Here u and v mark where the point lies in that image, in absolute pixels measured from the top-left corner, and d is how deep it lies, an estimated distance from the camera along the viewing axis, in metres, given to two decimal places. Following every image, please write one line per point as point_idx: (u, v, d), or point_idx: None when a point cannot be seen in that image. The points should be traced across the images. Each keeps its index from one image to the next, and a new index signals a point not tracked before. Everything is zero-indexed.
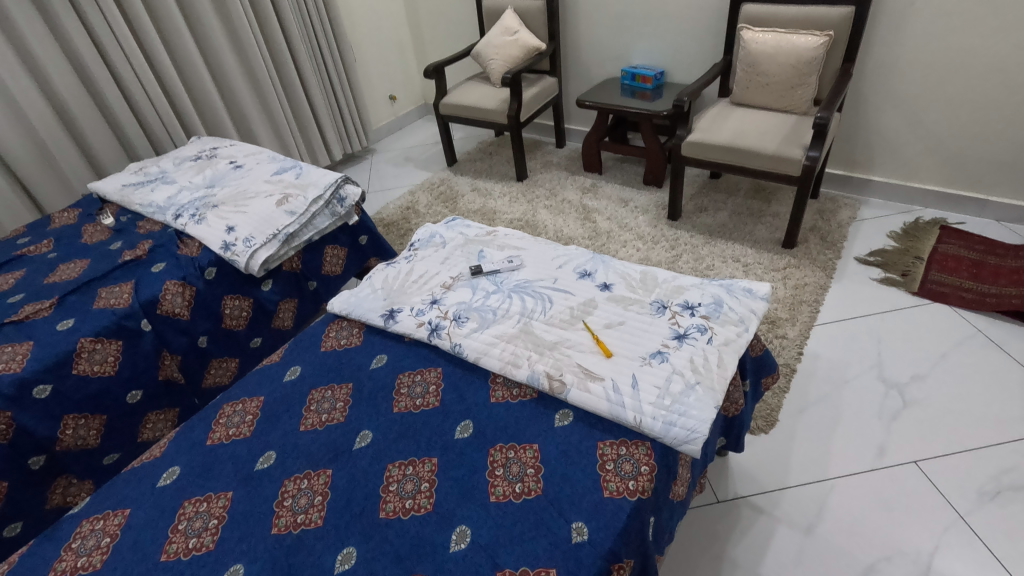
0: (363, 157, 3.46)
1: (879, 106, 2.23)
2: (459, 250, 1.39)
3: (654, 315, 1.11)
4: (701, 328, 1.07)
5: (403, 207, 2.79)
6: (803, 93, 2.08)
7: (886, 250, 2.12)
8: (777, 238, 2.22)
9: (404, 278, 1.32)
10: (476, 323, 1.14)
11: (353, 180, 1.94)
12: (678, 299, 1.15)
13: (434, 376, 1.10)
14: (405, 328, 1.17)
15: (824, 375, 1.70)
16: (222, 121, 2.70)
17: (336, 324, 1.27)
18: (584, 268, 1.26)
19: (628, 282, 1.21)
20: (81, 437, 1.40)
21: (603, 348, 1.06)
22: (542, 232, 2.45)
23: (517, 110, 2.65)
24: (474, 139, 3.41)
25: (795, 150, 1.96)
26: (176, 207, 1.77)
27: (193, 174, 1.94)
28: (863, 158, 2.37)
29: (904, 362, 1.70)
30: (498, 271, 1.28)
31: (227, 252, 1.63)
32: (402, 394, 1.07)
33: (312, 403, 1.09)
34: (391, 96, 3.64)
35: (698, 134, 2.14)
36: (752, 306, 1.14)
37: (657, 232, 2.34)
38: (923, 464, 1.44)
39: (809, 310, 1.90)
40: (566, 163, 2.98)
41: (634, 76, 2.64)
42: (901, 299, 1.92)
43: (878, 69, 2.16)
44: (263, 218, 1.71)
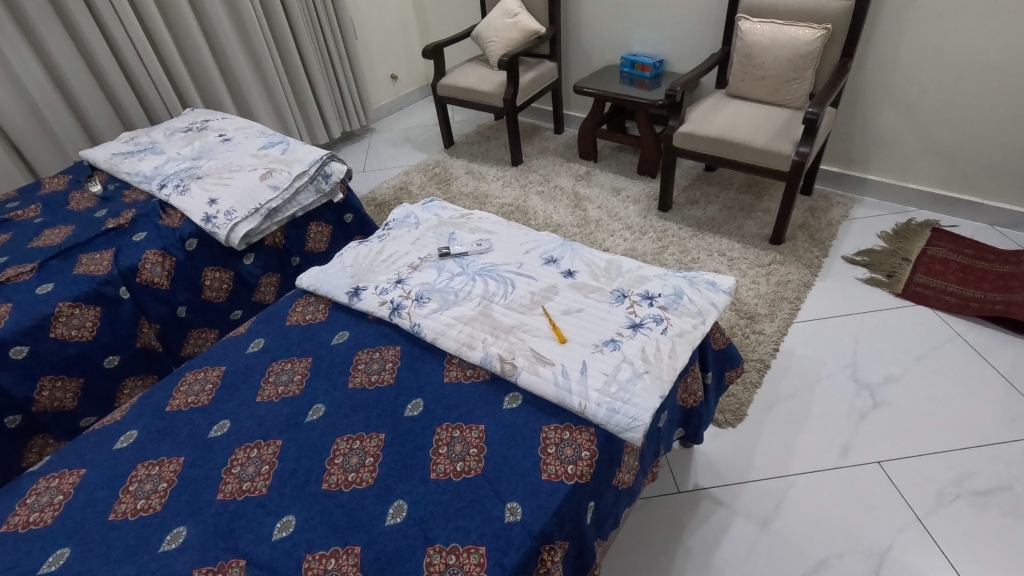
0: (361, 136, 3.46)
1: (877, 103, 2.20)
2: (431, 232, 1.39)
3: (613, 304, 1.12)
4: (656, 318, 1.07)
5: (396, 187, 2.81)
6: (798, 88, 2.05)
7: (875, 250, 2.09)
8: (765, 233, 2.20)
9: (374, 256, 1.33)
10: (437, 304, 1.15)
11: (339, 158, 1.95)
12: (639, 289, 1.15)
13: (392, 354, 1.11)
14: (368, 306, 1.18)
15: (798, 372, 1.70)
16: (220, 95, 2.72)
17: (304, 299, 1.29)
18: (551, 255, 1.26)
19: (592, 270, 1.21)
20: (57, 398, 1.43)
21: (558, 335, 1.06)
22: (532, 219, 2.44)
23: (513, 94, 2.64)
24: (474, 122, 3.40)
25: (785, 145, 1.94)
26: (162, 178, 1.79)
27: (182, 146, 1.96)
28: (859, 156, 2.34)
29: (879, 363, 1.70)
30: (466, 252, 1.29)
31: (208, 224, 1.65)
32: (358, 370, 1.09)
33: (271, 375, 1.11)
34: (393, 75, 3.62)
35: (690, 124, 2.12)
36: (712, 299, 1.14)
37: (646, 223, 2.33)
38: (886, 465, 1.44)
39: (789, 307, 1.89)
40: (563, 149, 2.97)
41: (633, 64, 2.61)
42: (883, 300, 1.90)
43: (877, 66, 2.12)
44: (246, 192, 1.73)
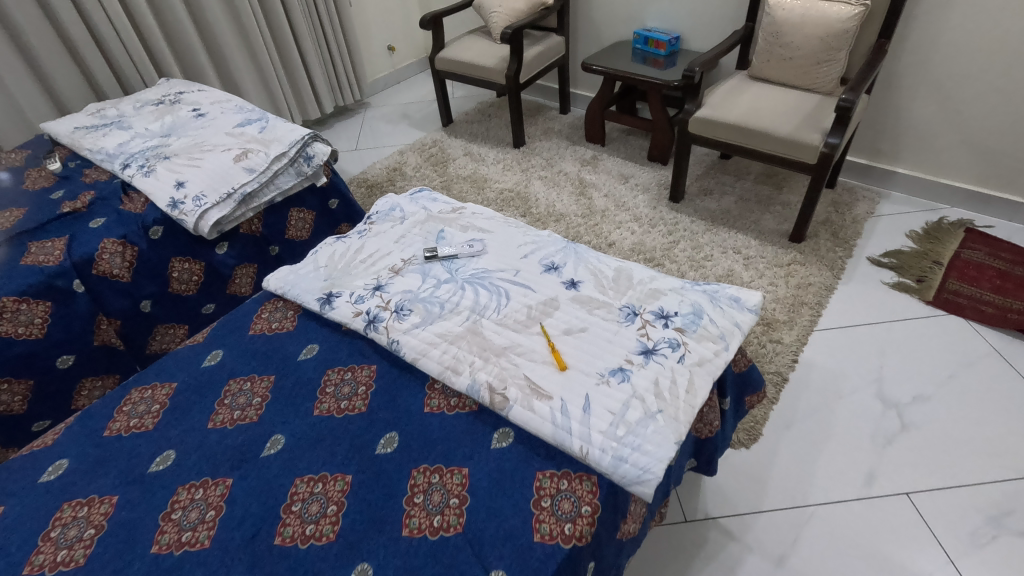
0: (356, 111, 3.26)
1: (913, 89, 2.01)
2: (417, 229, 1.24)
3: (622, 323, 0.96)
4: (672, 343, 0.92)
5: (389, 168, 2.64)
6: (829, 71, 1.87)
7: (903, 252, 1.93)
8: (784, 230, 2.04)
9: (352, 256, 1.17)
10: (419, 318, 1.00)
11: (323, 139, 1.78)
12: (652, 305, 1.00)
13: (366, 377, 0.97)
14: (341, 316, 1.03)
15: (818, 387, 1.56)
16: (202, 63, 2.53)
17: (271, 304, 1.14)
18: (552, 261, 1.11)
19: (598, 280, 1.06)
20: (4, 402, 1.29)
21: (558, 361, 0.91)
22: (533, 207, 2.28)
23: (517, 70, 2.45)
24: (475, 99, 3.20)
25: (813, 134, 1.76)
26: (126, 156, 1.62)
27: (151, 120, 1.78)
28: (888, 146, 2.16)
29: (907, 380, 1.55)
30: (454, 255, 1.13)
31: (174, 211, 1.49)
32: (326, 394, 0.95)
33: (227, 396, 0.96)
34: (390, 46, 3.41)
35: (708, 109, 1.94)
36: (736, 320, 0.99)
37: (655, 215, 2.17)
38: (915, 497, 1.31)
39: (809, 313, 1.74)
40: (568, 131, 2.78)
41: (646, 40, 2.41)
42: (912, 308, 1.75)
43: (915, 49, 1.93)
44: (218, 175, 1.56)
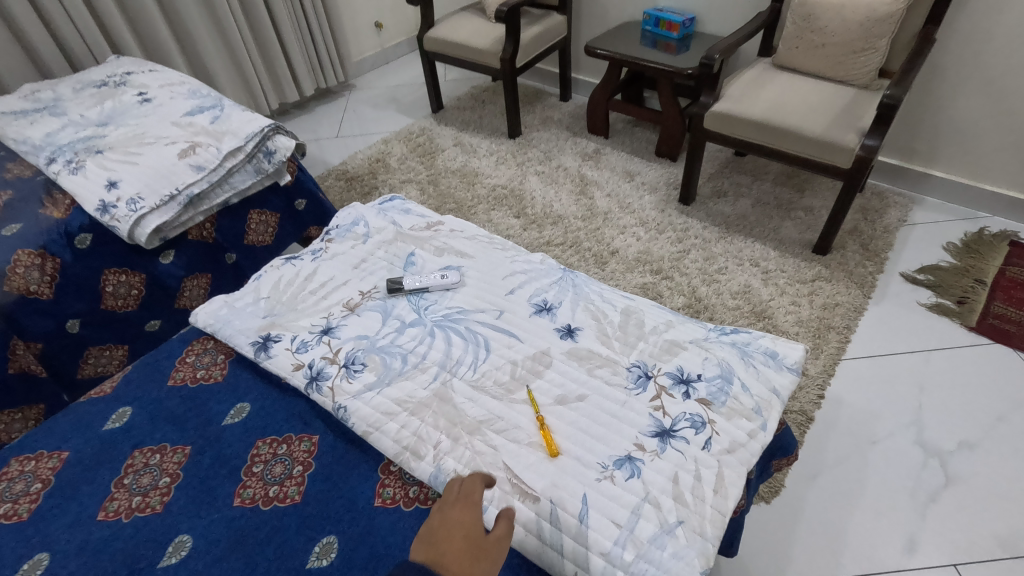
0: (339, 94, 3.01)
1: (959, 83, 1.78)
2: (382, 251, 1.02)
3: (630, 389, 0.76)
4: (695, 421, 0.72)
5: (371, 159, 2.41)
6: (867, 61, 1.64)
7: (941, 267, 1.72)
8: (806, 239, 1.82)
9: (301, 286, 0.96)
10: (374, 376, 0.79)
11: (287, 131, 1.55)
12: (668, 364, 0.79)
13: (304, 454, 0.76)
14: (278, 369, 0.82)
15: (848, 428, 1.36)
16: (163, 39, 2.27)
17: (199, 345, 0.93)
18: (544, 299, 0.90)
19: (601, 327, 0.85)
20: None
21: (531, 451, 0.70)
22: (528, 206, 2.06)
23: (513, 53, 2.20)
24: (468, 82, 2.96)
25: (848, 134, 1.54)
26: (53, 149, 1.39)
27: (89, 106, 1.55)
28: (925, 146, 1.93)
29: (949, 422, 1.35)
30: (424, 288, 0.92)
31: (104, 216, 1.26)
32: (252, 476, 0.75)
33: (127, 475, 0.76)
34: (378, 23, 3.14)
35: (727, 102, 1.71)
36: (773, 385, 0.78)
37: (663, 218, 1.95)
38: (964, 570, 1.12)
39: (836, 339, 1.54)
40: (568, 120, 2.55)
41: (657, 21, 2.17)
42: (953, 334, 1.54)
43: (964, 37, 1.70)
44: (159, 173, 1.34)
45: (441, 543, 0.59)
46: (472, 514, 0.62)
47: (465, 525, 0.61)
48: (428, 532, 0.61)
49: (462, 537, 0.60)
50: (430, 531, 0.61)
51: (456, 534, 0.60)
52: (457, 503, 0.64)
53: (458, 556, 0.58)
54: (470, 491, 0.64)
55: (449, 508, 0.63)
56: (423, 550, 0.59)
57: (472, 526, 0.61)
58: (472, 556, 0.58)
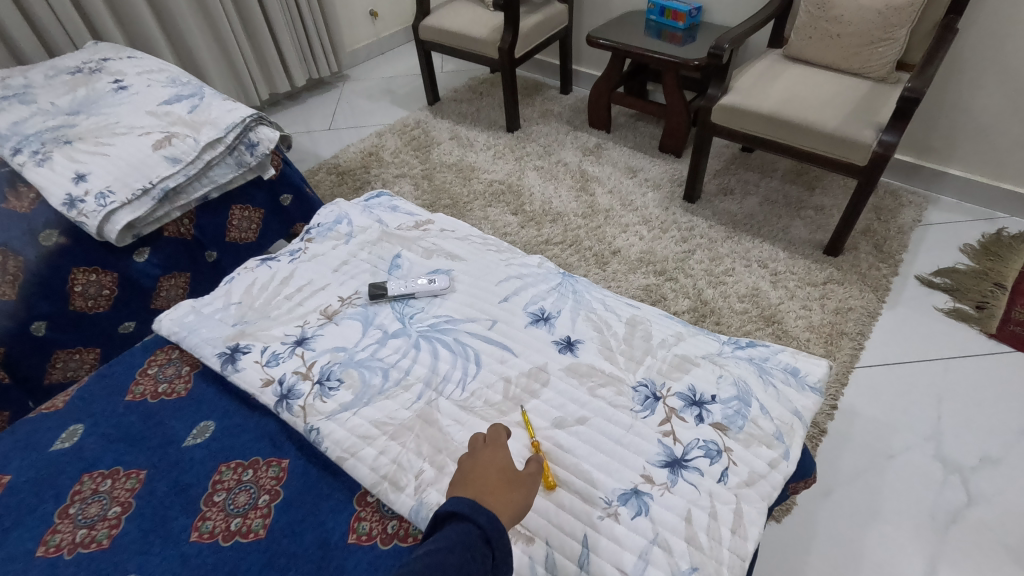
0: (332, 85, 2.92)
1: (979, 76, 1.69)
2: (366, 252, 0.94)
3: (637, 412, 0.68)
4: (710, 449, 0.64)
5: (364, 152, 2.32)
6: (884, 52, 1.55)
7: (958, 270, 1.64)
8: (817, 240, 1.74)
9: (276, 290, 0.88)
10: (351, 394, 0.71)
11: (271, 122, 1.46)
12: (679, 383, 0.71)
13: (271, 481, 0.68)
14: (246, 384, 0.74)
15: (863, 442, 1.29)
16: (147, 25, 2.18)
17: (163, 355, 0.85)
18: (542, 307, 0.82)
19: (604, 339, 0.77)
20: None
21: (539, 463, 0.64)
22: (526, 203, 1.97)
23: (511, 43, 2.12)
24: (465, 74, 2.86)
25: (865, 129, 1.45)
26: (19, 139, 1.30)
27: (60, 94, 1.46)
28: (941, 143, 1.85)
29: (970, 436, 1.28)
30: (410, 294, 0.84)
31: (71, 211, 1.18)
32: (213, 506, 0.66)
33: (73, 503, 0.67)
34: (373, 12, 3.05)
35: (736, 95, 1.63)
36: (796, 407, 0.70)
37: (667, 217, 1.87)
38: None
39: (850, 346, 1.46)
40: (569, 114, 2.46)
41: (663, 10, 2.08)
42: (972, 342, 1.46)
43: (986, 29, 1.61)
44: (131, 166, 1.25)
45: (477, 480, 0.58)
46: (501, 452, 0.61)
47: (499, 459, 0.60)
48: (462, 474, 0.60)
49: (497, 471, 0.58)
50: (464, 471, 0.59)
51: (492, 469, 0.58)
52: (483, 447, 0.62)
53: (499, 490, 0.57)
54: (494, 434, 0.63)
55: (476, 451, 0.61)
56: (462, 489, 0.57)
57: (504, 460, 0.60)
58: (512, 490, 0.57)
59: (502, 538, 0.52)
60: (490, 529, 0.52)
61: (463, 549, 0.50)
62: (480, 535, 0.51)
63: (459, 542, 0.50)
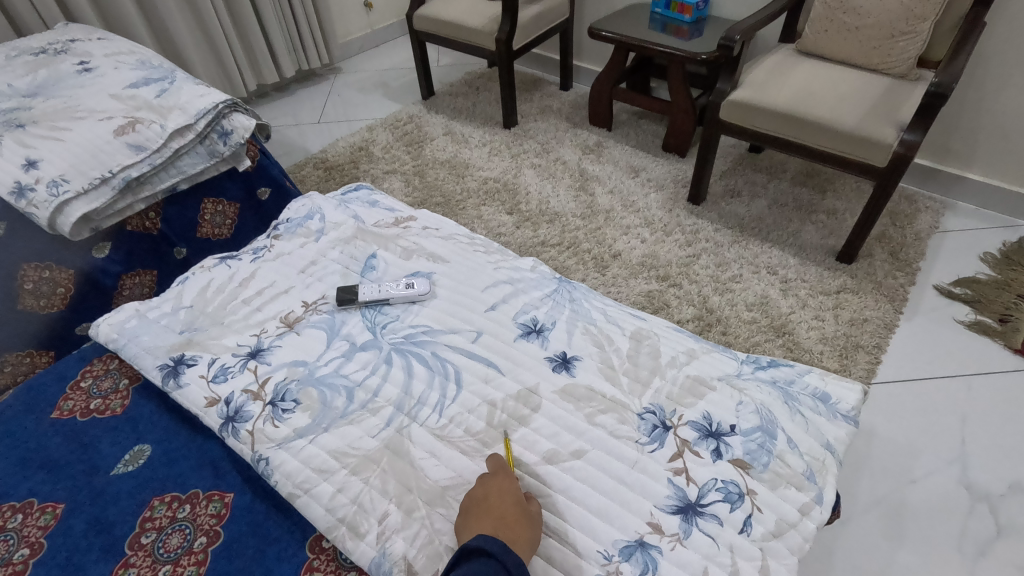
0: (323, 77, 2.82)
1: (1005, 76, 1.60)
2: (337, 251, 0.84)
3: (642, 444, 0.58)
4: (732, 491, 0.54)
5: (354, 147, 2.21)
6: (905, 46, 1.46)
7: (979, 280, 1.54)
8: (829, 246, 1.64)
9: (232, 293, 0.77)
10: (308, 418, 0.61)
11: (247, 109, 1.36)
12: (693, 409, 0.61)
13: (211, 520, 0.58)
14: (187, 402, 0.64)
15: (882, 466, 1.19)
16: (126, 8, 2.07)
17: (100, 365, 0.74)
18: (534, 317, 0.71)
19: (604, 357, 0.67)
20: None
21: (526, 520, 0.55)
22: (522, 202, 1.87)
23: (509, 34, 2.02)
24: (462, 68, 2.76)
25: (885, 128, 1.36)
26: None
27: (19, 75, 1.35)
28: (961, 146, 1.76)
29: (998, 461, 1.18)
30: (384, 300, 0.73)
31: (19, 201, 1.07)
32: (139, 551, 0.56)
33: None
34: (367, 3, 2.94)
35: (747, 90, 1.53)
36: (829, 440, 0.60)
37: (670, 219, 1.77)
38: None
39: (866, 360, 1.36)
40: (569, 110, 2.36)
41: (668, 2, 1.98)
42: (997, 358, 1.37)
43: (1013, 25, 1.52)
44: (89, 153, 1.15)
45: (492, 514, 0.50)
46: (513, 481, 0.53)
47: (514, 492, 0.52)
48: (470, 506, 0.52)
49: (514, 504, 0.51)
50: (473, 505, 0.51)
51: (509, 500, 0.51)
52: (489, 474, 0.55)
53: (519, 525, 0.50)
54: (499, 460, 0.56)
55: (486, 483, 0.53)
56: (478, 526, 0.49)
57: (518, 490, 0.53)
58: (529, 526, 0.51)
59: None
60: (519, 574, 0.46)
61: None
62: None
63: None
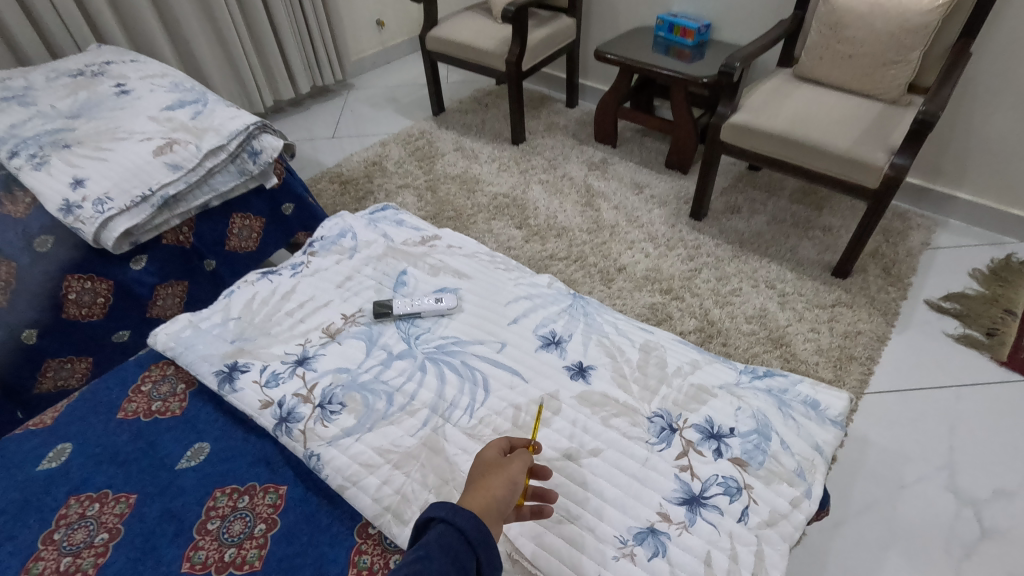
0: (337, 93, 2.91)
1: (992, 101, 1.69)
2: (370, 268, 0.91)
3: (652, 444, 0.65)
4: (729, 486, 0.61)
5: (368, 162, 2.30)
6: (896, 74, 1.54)
7: (968, 296, 1.62)
8: (826, 261, 1.72)
9: (276, 306, 0.85)
10: (353, 419, 0.68)
11: (275, 130, 1.44)
12: (696, 413, 0.68)
13: (268, 509, 0.65)
14: (243, 405, 0.71)
15: (874, 472, 1.25)
16: (152, 29, 2.16)
17: (157, 371, 0.82)
18: (552, 330, 0.79)
19: (617, 366, 0.74)
20: None
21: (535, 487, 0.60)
22: (531, 217, 1.95)
23: (519, 56, 2.11)
24: (471, 85, 2.85)
25: (877, 151, 1.44)
26: (16, 141, 1.28)
27: (61, 97, 1.44)
28: (952, 166, 1.84)
29: (984, 467, 1.25)
30: (415, 313, 0.81)
31: (67, 218, 1.15)
32: (205, 536, 0.63)
33: (58, 530, 0.64)
34: (379, 21, 3.04)
35: (747, 113, 1.61)
36: (818, 442, 0.67)
37: (673, 234, 1.85)
38: None
39: (860, 371, 1.43)
40: (575, 127, 2.44)
41: (671, 27, 2.07)
42: (984, 369, 1.44)
43: (999, 53, 1.61)
44: (130, 172, 1.23)
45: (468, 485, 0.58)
46: (488, 448, 0.61)
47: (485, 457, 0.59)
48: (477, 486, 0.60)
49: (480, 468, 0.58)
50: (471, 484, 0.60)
51: (479, 466, 0.59)
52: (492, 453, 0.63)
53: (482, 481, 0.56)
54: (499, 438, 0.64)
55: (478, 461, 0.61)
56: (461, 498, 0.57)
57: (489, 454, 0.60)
58: (494, 477, 0.57)
59: (482, 536, 0.52)
60: (466, 529, 0.52)
61: (445, 556, 0.50)
62: (460, 536, 0.51)
63: (437, 548, 0.50)
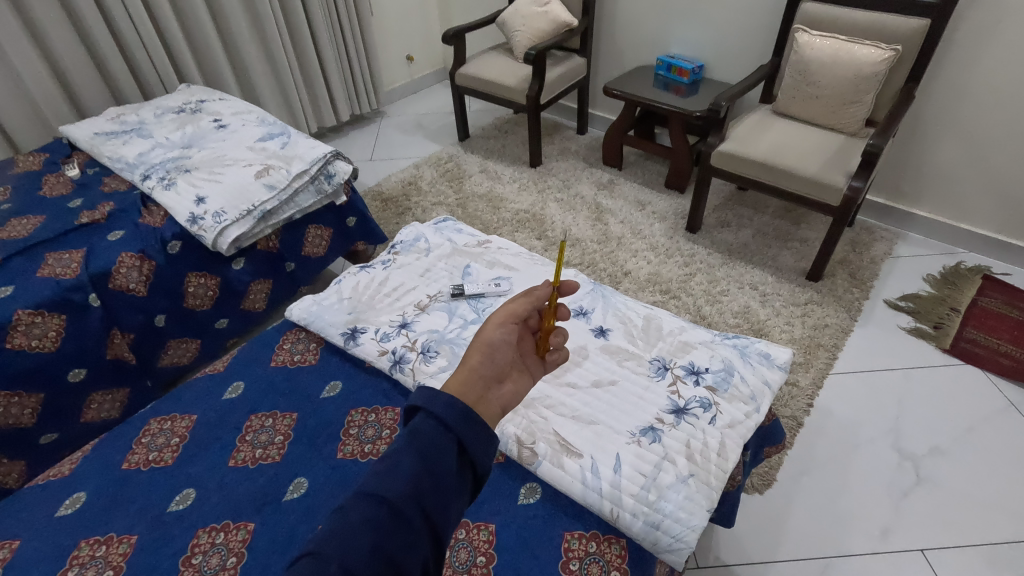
0: (371, 120, 3.26)
1: (938, 134, 2.01)
2: (443, 263, 1.22)
3: (652, 377, 0.95)
4: (703, 403, 0.91)
5: (405, 182, 2.62)
6: (855, 112, 1.86)
7: (920, 296, 1.92)
8: (801, 267, 2.03)
9: (376, 289, 1.16)
10: (445, 361, 0.98)
11: (345, 156, 1.76)
12: (682, 359, 0.99)
13: (390, 420, 0.95)
14: (365, 353, 1.02)
15: (833, 435, 1.54)
16: (222, 69, 2.52)
17: (293, 334, 1.13)
18: (581, 305, 1.10)
19: (627, 329, 1.05)
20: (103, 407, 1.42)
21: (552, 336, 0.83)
22: (548, 229, 2.27)
23: (538, 91, 2.44)
24: (492, 114, 3.20)
25: (837, 175, 1.75)
26: (147, 167, 1.61)
27: (172, 130, 1.77)
28: (910, 188, 2.15)
29: (923, 431, 1.54)
30: (481, 294, 1.12)
31: (193, 226, 1.47)
32: (350, 436, 0.93)
33: (248, 433, 0.95)
34: (408, 56, 3.40)
35: (732, 143, 1.93)
36: (766, 378, 0.97)
37: (672, 244, 2.16)
38: (929, 552, 1.30)
39: (825, 356, 1.73)
40: (586, 152, 2.77)
41: (669, 67, 2.41)
42: (930, 356, 1.73)
43: (941, 95, 1.94)
44: (238, 191, 1.54)
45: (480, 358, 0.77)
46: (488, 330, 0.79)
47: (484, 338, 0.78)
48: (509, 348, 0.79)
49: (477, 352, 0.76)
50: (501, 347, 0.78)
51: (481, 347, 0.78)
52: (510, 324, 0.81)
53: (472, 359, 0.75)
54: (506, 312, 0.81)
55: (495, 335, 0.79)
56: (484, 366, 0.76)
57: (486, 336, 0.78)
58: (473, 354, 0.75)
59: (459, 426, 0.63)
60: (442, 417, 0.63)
61: (425, 440, 0.61)
62: (440, 424, 0.63)
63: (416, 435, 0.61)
